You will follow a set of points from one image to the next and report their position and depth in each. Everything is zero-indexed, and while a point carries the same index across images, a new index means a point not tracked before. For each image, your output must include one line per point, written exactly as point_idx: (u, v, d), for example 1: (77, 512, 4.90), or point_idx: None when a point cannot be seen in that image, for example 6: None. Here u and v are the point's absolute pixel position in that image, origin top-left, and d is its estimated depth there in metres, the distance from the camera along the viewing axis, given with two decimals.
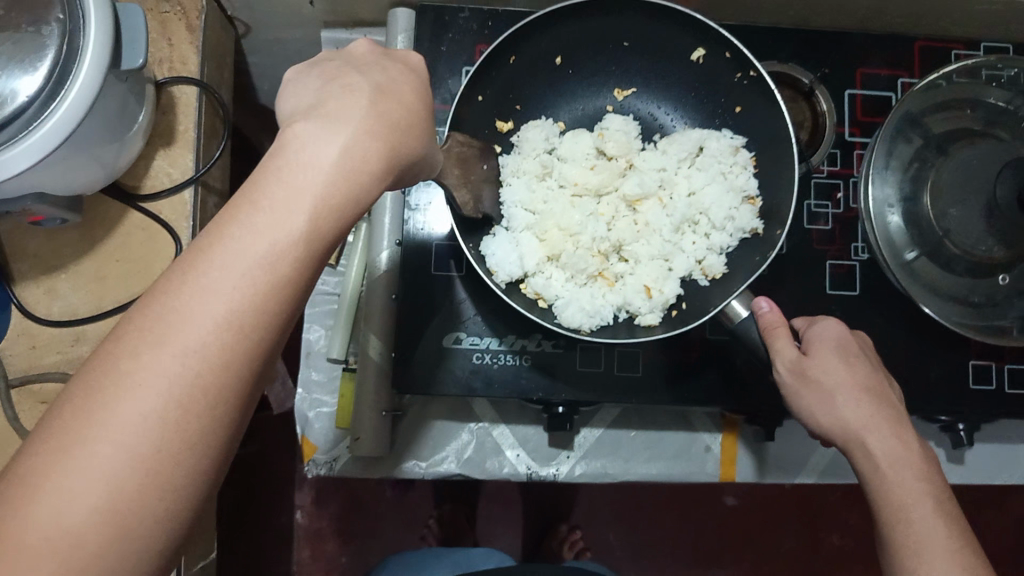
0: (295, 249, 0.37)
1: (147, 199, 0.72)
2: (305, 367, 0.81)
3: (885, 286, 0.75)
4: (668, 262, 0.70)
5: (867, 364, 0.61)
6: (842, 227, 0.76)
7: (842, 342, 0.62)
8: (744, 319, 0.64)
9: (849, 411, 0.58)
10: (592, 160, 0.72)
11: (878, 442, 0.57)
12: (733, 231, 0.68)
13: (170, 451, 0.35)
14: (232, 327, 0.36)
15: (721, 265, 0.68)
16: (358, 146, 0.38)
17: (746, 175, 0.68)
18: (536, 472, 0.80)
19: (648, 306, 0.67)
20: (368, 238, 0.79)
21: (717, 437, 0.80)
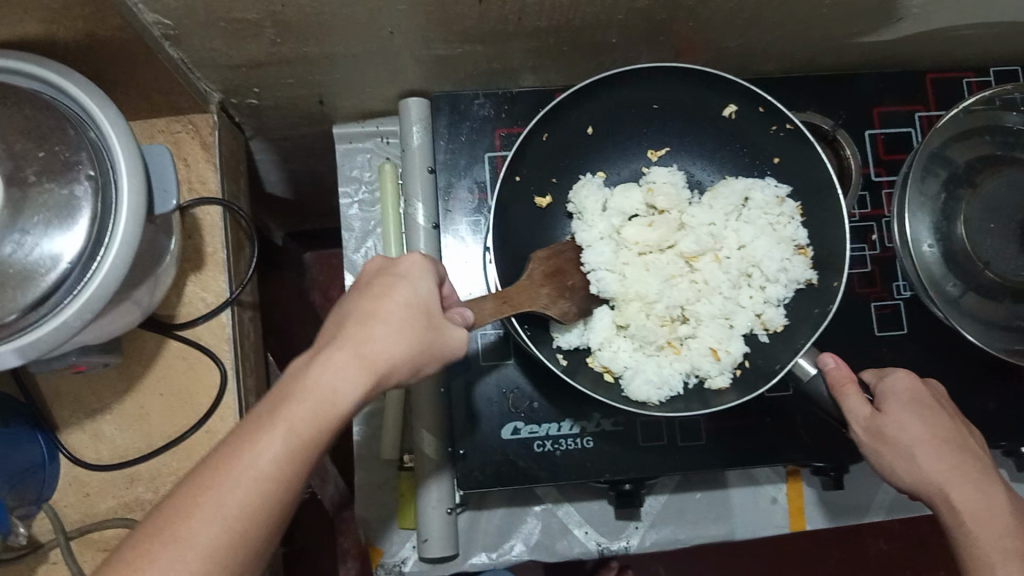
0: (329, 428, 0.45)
1: (183, 327, 0.71)
2: (360, 470, 0.80)
3: (932, 320, 0.75)
4: (730, 322, 0.67)
5: (943, 412, 0.57)
6: (881, 268, 0.76)
7: (915, 393, 0.58)
8: (812, 378, 0.62)
9: (931, 468, 0.54)
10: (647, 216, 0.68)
11: (968, 494, 0.53)
12: (788, 283, 0.66)
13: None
14: (274, 485, 0.43)
15: (781, 318, 0.66)
16: (397, 336, 0.48)
17: (794, 224, 0.66)
18: (607, 547, 0.79)
19: (717, 369, 0.65)
20: None
21: (782, 487, 0.79)
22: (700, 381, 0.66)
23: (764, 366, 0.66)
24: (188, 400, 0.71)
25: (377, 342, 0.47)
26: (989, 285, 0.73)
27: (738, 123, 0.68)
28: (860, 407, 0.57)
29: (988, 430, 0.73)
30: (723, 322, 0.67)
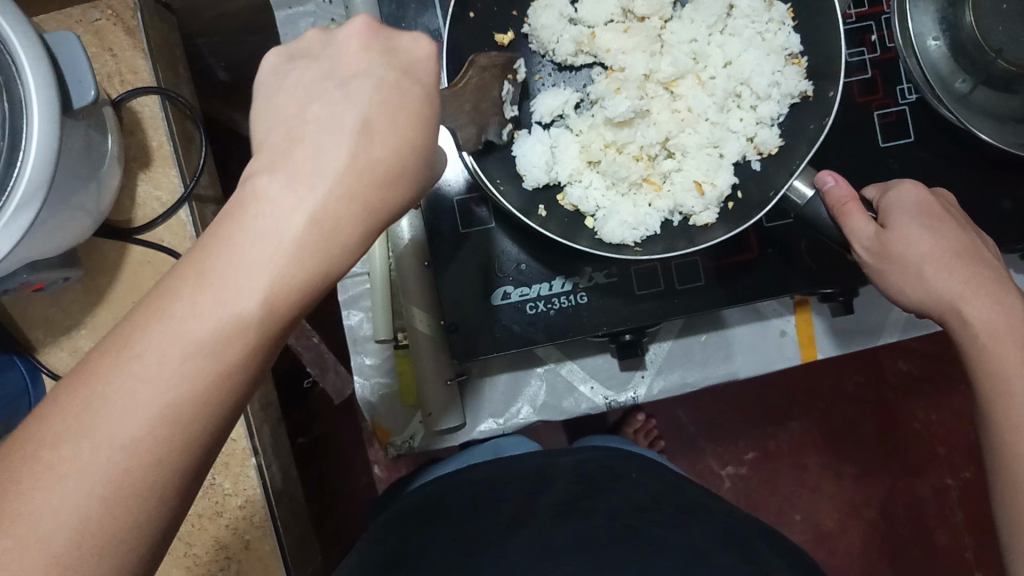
0: None
1: (142, 231, 0.67)
2: (354, 354, 0.77)
3: (940, 123, 0.69)
4: (718, 150, 0.61)
5: (954, 224, 0.53)
6: (882, 72, 0.69)
7: (924, 204, 0.53)
8: (810, 200, 0.57)
9: (940, 283, 0.51)
10: (624, 25, 0.61)
11: (978, 309, 0.50)
12: (781, 98, 0.60)
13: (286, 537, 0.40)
14: None
15: (776, 139, 0.60)
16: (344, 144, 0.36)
17: (784, 32, 0.60)
18: (615, 399, 0.77)
19: (701, 205, 0.60)
20: None
21: (790, 319, 0.76)
22: (686, 218, 0.62)
23: (757, 195, 0.61)
24: None
25: None
26: (1003, 77, 0.66)
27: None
28: (864, 226, 0.53)
29: (1006, 234, 0.69)
30: (710, 151, 0.61)
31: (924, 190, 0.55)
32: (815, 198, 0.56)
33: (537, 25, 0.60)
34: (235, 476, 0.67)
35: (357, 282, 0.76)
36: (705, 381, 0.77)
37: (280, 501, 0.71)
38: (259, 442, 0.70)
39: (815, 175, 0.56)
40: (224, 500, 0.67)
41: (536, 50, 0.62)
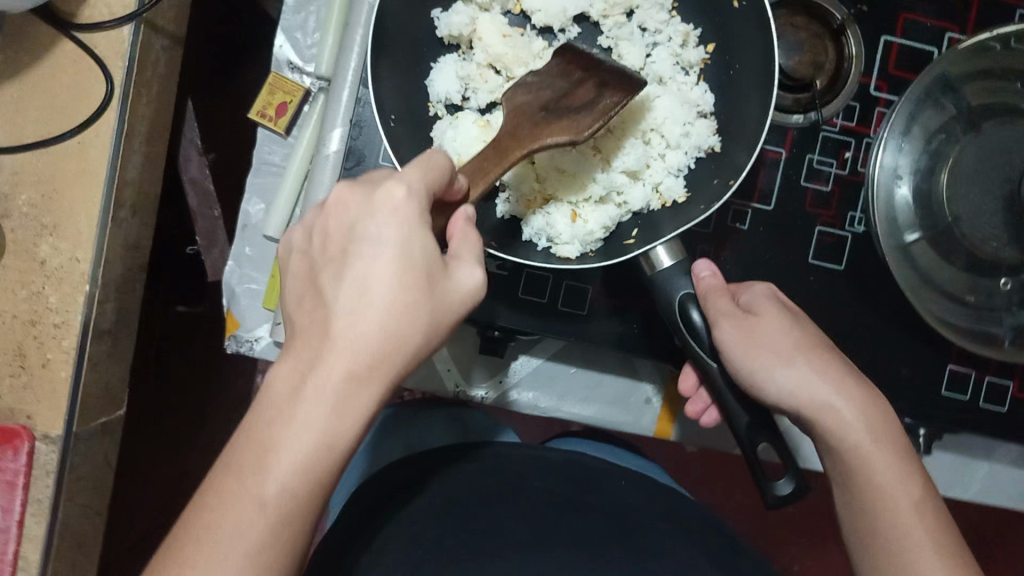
0: (352, 403, 0.39)
1: (81, 28, 0.65)
2: (239, 239, 0.75)
3: (876, 265, 0.67)
4: (618, 197, 0.58)
5: (804, 323, 0.54)
6: (843, 191, 0.67)
7: (781, 302, 0.55)
8: (665, 270, 0.54)
9: (807, 380, 0.51)
10: (509, 30, 0.60)
11: (842, 414, 0.50)
12: (688, 150, 0.58)
13: (311, 504, 0.39)
14: (330, 447, 0.38)
15: (680, 190, 0.58)
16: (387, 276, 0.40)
17: (697, 89, 0.59)
18: (464, 391, 0.75)
19: (568, 234, 0.56)
20: (323, 111, 0.71)
21: (659, 390, 0.75)
22: (549, 248, 0.57)
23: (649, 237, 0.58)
24: (66, 109, 0.66)
25: (378, 276, 0.39)
26: (951, 241, 0.65)
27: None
28: (727, 325, 0.52)
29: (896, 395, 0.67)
30: (609, 200, 0.58)
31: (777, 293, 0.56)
32: (672, 269, 0.54)
33: None
34: (65, 294, 0.67)
35: (272, 171, 0.75)
36: (556, 414, 0.76)
37: (98, 342, 0.69)
38: (104, 276, 0.68)
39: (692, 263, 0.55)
40: (44, 313, 0.67)
41: (436, 17, 0.60)
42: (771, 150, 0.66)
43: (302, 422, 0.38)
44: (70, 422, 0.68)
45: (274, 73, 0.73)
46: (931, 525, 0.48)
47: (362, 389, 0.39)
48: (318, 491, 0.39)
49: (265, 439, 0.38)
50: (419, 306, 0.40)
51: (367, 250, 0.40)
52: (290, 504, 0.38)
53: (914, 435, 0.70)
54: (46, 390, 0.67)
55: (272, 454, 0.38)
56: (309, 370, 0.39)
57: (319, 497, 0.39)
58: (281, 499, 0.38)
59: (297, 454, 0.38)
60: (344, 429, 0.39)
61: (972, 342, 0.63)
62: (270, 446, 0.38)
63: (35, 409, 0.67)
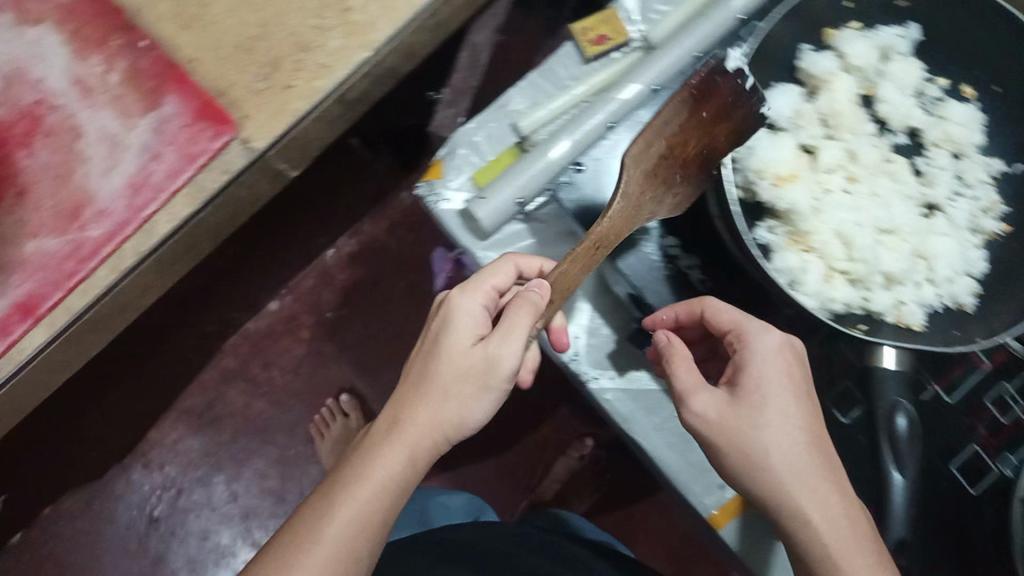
0: (382, 476, 0.60)
1: None
2: (490, 112, 0.77)
3: (998, 509, 0.70)
4: (867, 289, 0.68)
5: (784, 369, 0.61)
6: (1013, 433, 0.71)
7: (781, 358, 0.62)
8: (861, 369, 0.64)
9: (770, 441, 0.59)
10: (852, 106, 0.72)
11: (777, 437, 0.59)
12: (943, 295, 0.68)
13: (356, 546, 0.58)
14: (366, 516, 0.59)
15: (920, 321, 0.66)
16: (458, 360, 0.63)
17: (975, 248, 0.70)
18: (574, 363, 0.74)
19: (814, 287, 0.67)
20: (633, 65, 0.76)
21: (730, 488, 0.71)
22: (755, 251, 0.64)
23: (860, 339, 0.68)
24: None
25: (448, 408, 0.62)
26: None
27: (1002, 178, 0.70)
28: (706, 406, 0.61)
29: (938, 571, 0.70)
30: (858, 285, 0.68)
31: (784, 343, 0.63)
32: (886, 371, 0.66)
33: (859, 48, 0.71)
34: (348, 46, 0.68)
35: (554, 80, 0.78)
36: (632, 438, 0.74)
37: (337, 105, 0.71)
38: (381, 58, 0.70)
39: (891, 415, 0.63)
40: (317, 50, 0.69)
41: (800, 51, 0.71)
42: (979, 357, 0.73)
43: (375, 479, 0.60)
44: (275, 142, 0.68)
45: (614, 8, 0.77)
46: None
47: (448, 420, 0.62)
48: (364, 526, 0.58)
49: (316, 518, 0.58)
50: (482, 392, 0.63)
51: (435, 398, 0.62)
52: (340, 562, 0.57)
53: None
54: (275, 108, 0.68)
55: (316, 542, 0.57)
56: (389, 450, 0.61)
57: (371, 528, 0.59)
58: (324, 561, 0.56)
59: (327, 543, 0.57)
60: (377, 503, 0.59)
61: None
62: (316, 534, 0.57)
63: (252, 113, 0.68)
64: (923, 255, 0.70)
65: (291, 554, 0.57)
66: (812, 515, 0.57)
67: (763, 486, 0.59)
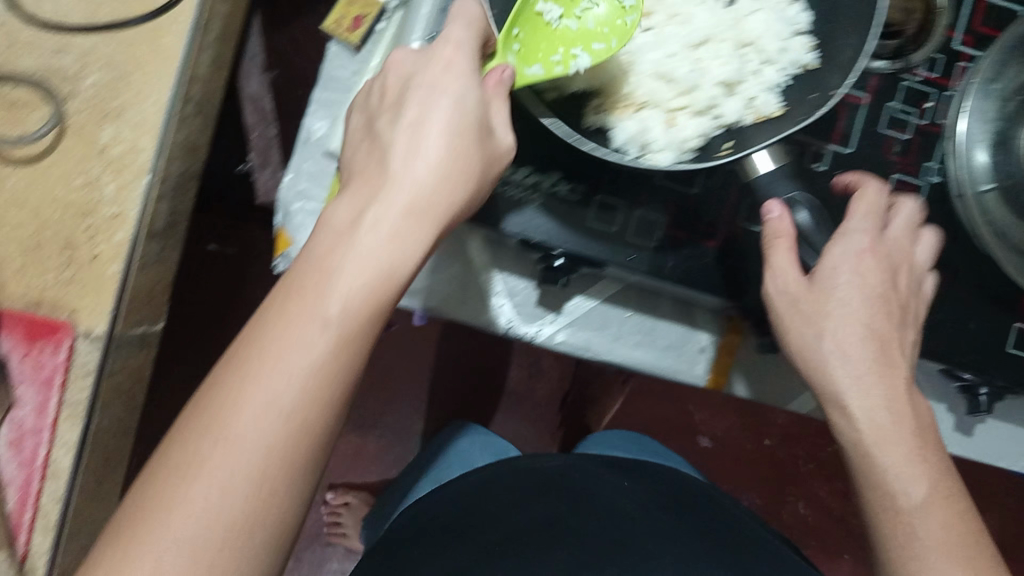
0: (248, 483, 0.40)
1: None
2: (297, 155, 0.73)
3: (948, 219, 0.67)
4: (713, 112, 0.59)
5: (882, 275, 0.57)
6: (921, 142, 0.67)
7: (864, 255, 0.57)
8: (766, 178, 0.56)
9: (845, 364, 0.55)
10: None
11: (836, 330, 0.56)
12: (786, 66, 0.59)
13: (270, 476, 0.40)
14: (216, 519, 0.39)
15: (776, 104, 0.58)
16: (220, 509, 0.39)
17: (796, 8, 0.60)
18: (517, 328, 0.73)
19: (663, 142, 0.57)
20: (400, 28, 0.71)
21: (715, 339, 0.74)
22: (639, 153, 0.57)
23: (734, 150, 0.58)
24: None
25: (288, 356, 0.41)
26: None
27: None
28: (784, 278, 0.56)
29: (965, 351, 0.66)
30: (705, 114, 0.59)
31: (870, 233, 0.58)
32: (773, 173, 0.56)
33: None
34: (123, 185, 0.64)
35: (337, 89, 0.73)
36: (608, 357, 0.74)
37: (149, 243, 0.67)
38: (163, 172, 0.66)
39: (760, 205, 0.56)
40: (98, 203, 0.64)
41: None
42: (853, 95, 0.66)
43: (192, 494, 0.39)
44: (112, 321, 0.65)
45: None
46: (936, 525, 0.52)
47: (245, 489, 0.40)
48: (286, 462, 0.41)
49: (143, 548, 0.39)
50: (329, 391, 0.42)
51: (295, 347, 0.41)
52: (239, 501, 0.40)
53: (973, 393, 0.69)
54: (93, 284, 0.64)
55: (168, 522, 0.39)
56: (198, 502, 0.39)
57: (267, 507, 0.41)
58: (220, 505, 0.39)
59: (223, 493, 0.40)
60: (275, 446, 0.40)
61: None
62: (179, 494, 0.40)
63: (78, 301, 0.64)
64: (747, 42, 0.61)
65: (159, 494, 0.40)
66: (839, 378, 0.55)
67: (826, 397, 0.56)
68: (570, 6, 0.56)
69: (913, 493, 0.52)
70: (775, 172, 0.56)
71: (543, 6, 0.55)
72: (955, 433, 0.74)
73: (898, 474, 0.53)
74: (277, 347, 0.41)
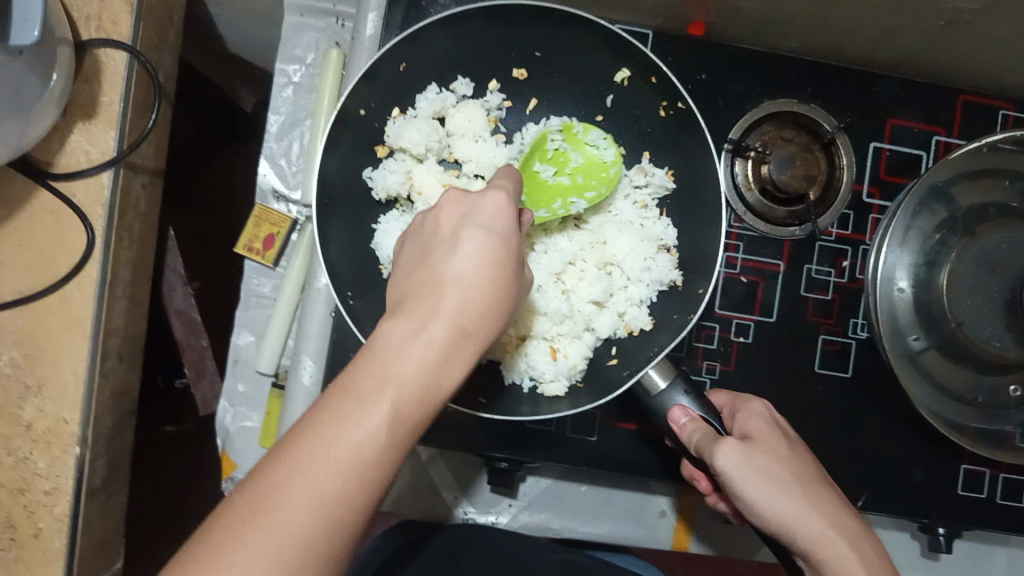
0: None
1: (59, 177, 0.62)
2: (230, 376, 0.72)
3: (880, 369, 0.67)
4: (589, 330, 0.61)
5: (801, 447, 0.54)
6: (842, 299, 0.67)
7: (775, 422, 0.55)
8: (663, 390, 0.55)
9: (798, 502, 0.49)
10: (446, 177, 0.62)
11: (788, 492, 0.49)
12: (650, 283, 0.62)
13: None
14: None
15: (645, 319, 0.61)
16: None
17: (662, 225, 0.62)
18: (473, 517, 0.73)
19: (552, 372, 0.59)
20: (312, 241, 0.70)
21: (673, 502, 0.73)
22: (534, 385, 0.60)
23: (618, 369, 0.60)
24: (46, 264, 0.63)
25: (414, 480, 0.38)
26: (957, 346, 0.64)
27: (628, 92, 0.61)
28: (732, 457, 0.49)
29: (909, 499, 0.67)
30: (585, 334, 0.61)
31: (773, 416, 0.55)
32: (669, 388, 0.55)
33: (403, 128, 0.60)
34: (53, 459, 0.63)
35: (261, 304, 0.73)
36: (568, 532, 0.74)
37: (91, 502, 0.66)
38: (94, 434, 0.65)
39: (666, 416, 0.54)
40: (32, 481, 0.63)
41: (368, 177, 0.61)
42: (769, 263, 0.66)
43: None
44: None
45: (259, 205, 0.72)
46: None
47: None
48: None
49: None
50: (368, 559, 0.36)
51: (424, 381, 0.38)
52: None
53: (932, 533, 0.69)
54: (39, 561, 0.63)
55: None
56: None
57: None
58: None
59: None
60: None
61: (978, 445, 0.63)
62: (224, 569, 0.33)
63: None
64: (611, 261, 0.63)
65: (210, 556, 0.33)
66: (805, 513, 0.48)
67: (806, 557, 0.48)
68: (562, 165, 0.62)
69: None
70: (670, 385, 0.54)
71: (540, 168, 0.61)
72: (921, 559, 0.74)
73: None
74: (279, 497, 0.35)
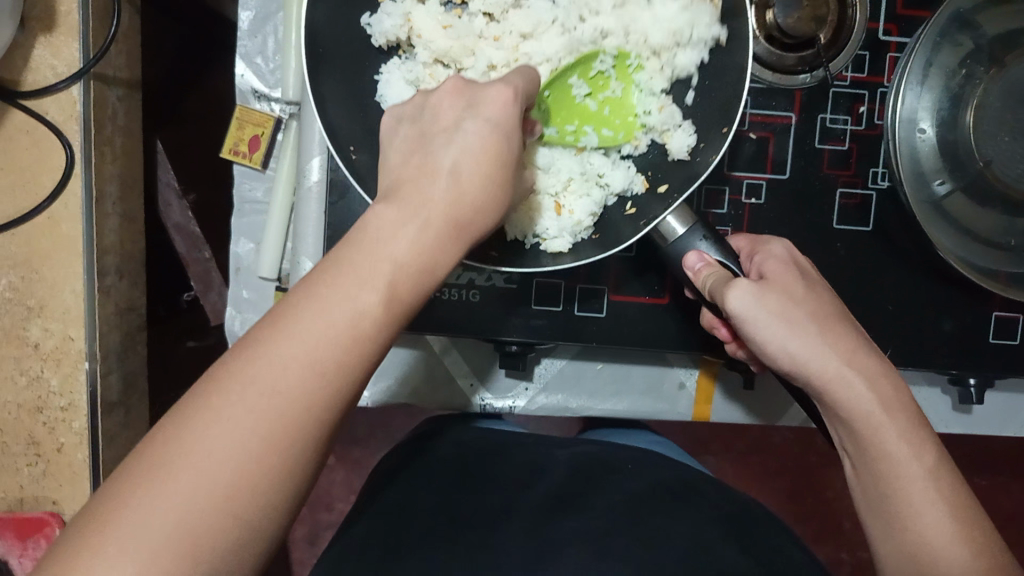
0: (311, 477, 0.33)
1: (29, 96, 0.60)
2: (234, 284, 0.71)
3: (903, 221, 0.63)
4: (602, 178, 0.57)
5: (825, 286, 0.50)
6: (860, 147, 0.62)
7: (798, 261, 0.51)
8: (680, 237, 0.52)
9: (821, 343, 0.46)
10: (449, 19, 0.56)
11: (808, 334, 0.46)
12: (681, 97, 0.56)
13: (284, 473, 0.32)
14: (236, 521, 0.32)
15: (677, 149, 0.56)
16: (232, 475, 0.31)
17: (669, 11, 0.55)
18: (491, 404, 0.73)
19: (556, 228, 0.56)
20: (298, 139, 0.67)
21: (693, 374, 0.72)
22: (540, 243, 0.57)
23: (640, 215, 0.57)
24: (29, 185, 0.62)
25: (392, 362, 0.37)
26: (986, 186, 0.60)
27: None
28: (744, 299, 0.47)
29: (938, 352, 0.64)
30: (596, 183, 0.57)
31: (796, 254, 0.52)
32: (688, 235, 0.52)
33: None
34: (66, 377, 0.64)
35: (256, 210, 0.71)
36: (587, 411, 0.73)
37: (110, 416, 0.67)
38: (102, 350, 0.65)
39: (681, 262, 0.51)
40: (48, 400, 0.64)
41: (368, 23, 0.55)
42: (779, 116, 0.62)
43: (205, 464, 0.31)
44: None
45: (240, 106, 0.69)
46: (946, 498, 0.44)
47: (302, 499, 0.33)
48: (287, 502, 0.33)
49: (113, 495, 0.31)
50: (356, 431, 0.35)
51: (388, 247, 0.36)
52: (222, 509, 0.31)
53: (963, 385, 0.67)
54: (68, 475, 0.64)
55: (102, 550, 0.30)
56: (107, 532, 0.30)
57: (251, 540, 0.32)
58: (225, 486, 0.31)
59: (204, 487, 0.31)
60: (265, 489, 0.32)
61: (1011, 288, 0.59)
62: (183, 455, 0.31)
63: (57, 494, 0.64)
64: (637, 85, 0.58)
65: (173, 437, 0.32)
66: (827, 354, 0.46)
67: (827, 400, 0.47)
68: (598, 86, 0.57)
69: (919, 463, 0.44)
70: (688, 232, 0.51)
71: (575, 83, 0.55)
72: (952, 413, 0.72)
73: (899, 443, 0.45)
74: (253, 364, 0.33)
